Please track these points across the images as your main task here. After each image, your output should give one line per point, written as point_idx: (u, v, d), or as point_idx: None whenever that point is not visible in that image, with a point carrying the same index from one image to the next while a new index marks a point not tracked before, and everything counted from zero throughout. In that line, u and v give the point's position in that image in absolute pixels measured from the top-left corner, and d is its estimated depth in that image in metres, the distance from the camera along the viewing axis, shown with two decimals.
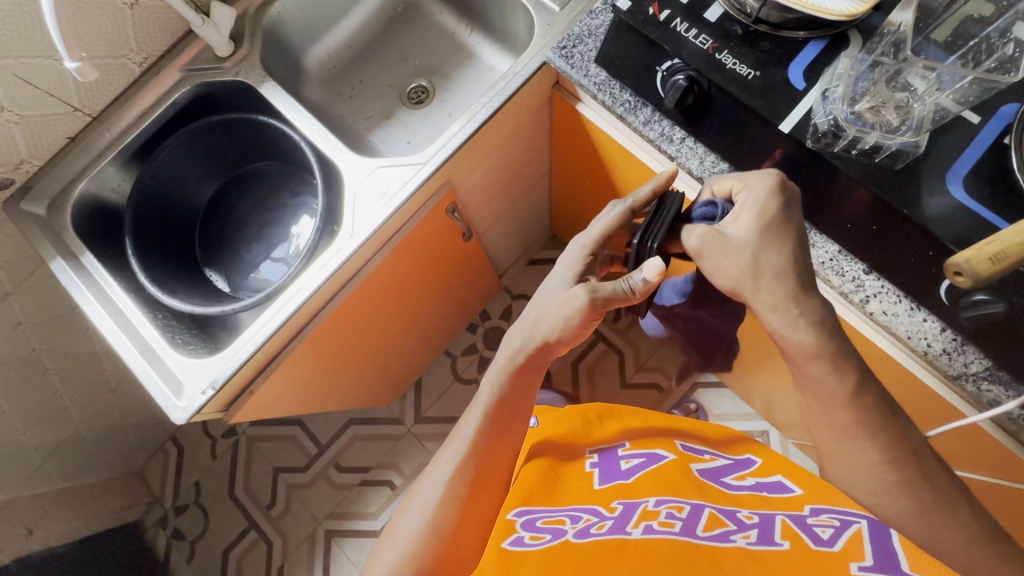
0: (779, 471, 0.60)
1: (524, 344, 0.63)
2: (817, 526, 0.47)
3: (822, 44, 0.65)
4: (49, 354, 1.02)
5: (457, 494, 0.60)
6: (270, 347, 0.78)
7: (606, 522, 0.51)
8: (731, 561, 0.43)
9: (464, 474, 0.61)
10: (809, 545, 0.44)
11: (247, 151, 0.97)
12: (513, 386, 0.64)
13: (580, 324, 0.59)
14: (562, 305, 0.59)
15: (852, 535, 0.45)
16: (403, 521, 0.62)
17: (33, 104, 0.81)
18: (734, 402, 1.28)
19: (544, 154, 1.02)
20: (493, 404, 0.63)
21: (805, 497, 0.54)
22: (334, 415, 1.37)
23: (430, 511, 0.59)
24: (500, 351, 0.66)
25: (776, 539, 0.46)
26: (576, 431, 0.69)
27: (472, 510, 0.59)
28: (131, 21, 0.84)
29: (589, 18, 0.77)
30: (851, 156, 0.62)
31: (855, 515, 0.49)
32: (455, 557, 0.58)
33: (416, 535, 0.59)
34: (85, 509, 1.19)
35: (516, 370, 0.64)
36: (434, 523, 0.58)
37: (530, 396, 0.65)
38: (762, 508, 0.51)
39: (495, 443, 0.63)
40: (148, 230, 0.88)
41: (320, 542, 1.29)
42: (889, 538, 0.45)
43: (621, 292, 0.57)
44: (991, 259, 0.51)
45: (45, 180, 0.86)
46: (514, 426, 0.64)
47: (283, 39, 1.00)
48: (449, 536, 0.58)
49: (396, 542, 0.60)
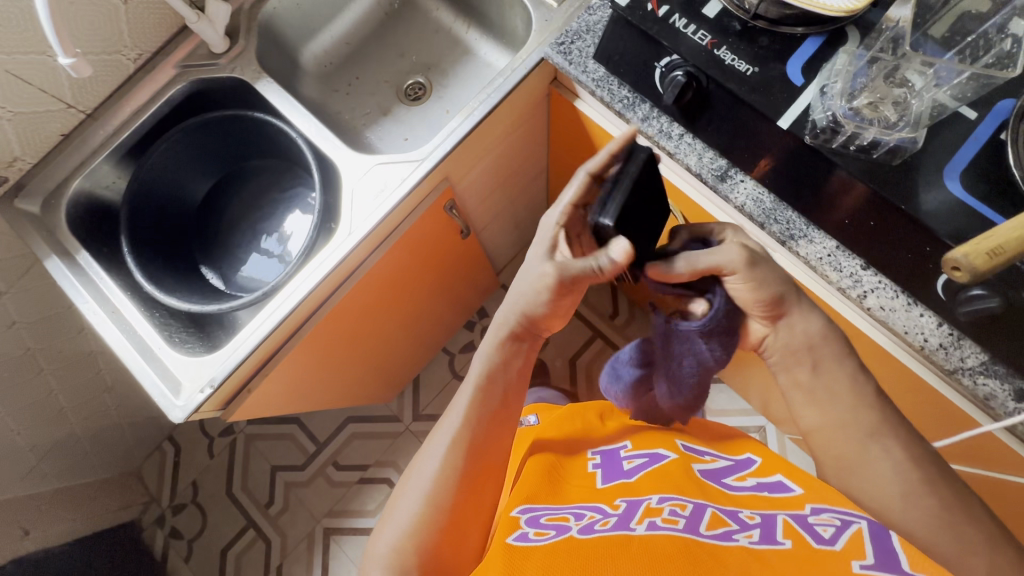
0: (780, 470, 0.61)
1: (507, 318, 0.62)
2: (819, 526, 0.48)
3: (821, 40, 0.65)
4: (44, 354, 1.02)
5: (454, 465, 0.58)
6: (270, 344, 0.77)
7: (609, 519, 0.51)
8: (733, 558, 0.43)
9: (459, 445, 0.59)
10: (810, 544, 0.45)
11: (242, 149, 0.96)
12: (508, 360, 0.63)
13: (555, 301, 0.58)
14: (533, 280, 0.59)
15: (854, 537, 0.46)
16: (400, 500, 0.59)
17: (26, 101, 0.80)
18: (731, 397, 1.29)
19: (540, 152, 1.03)
20: (484, 374, 0.62)
21: (805, 495, 0.54)
22: (332, 413, 1.37)
23: (428, 485, 0.58)
24: (489, 330, 0.65)
25: (778, 538, 0.46)
26: (575, 433, 0.69)
27: (471, 482, 0.59)
28: (126, 16, 0.84)
29: (587, 14, 0.77)
30: (849, 152, 0.62)
31: (855, 514, 0.49)
32: (456, 532, 0.57)
33: (416, 508, 0.57)
34: (82, 508, 1.19)
35: (508, 344, 0.63)
36: (432, 495, 0.57)
37: (524, 373, 0.64)
38: (763, 509, 0.52)
39: (491, 415, 0.61)
40: (144, 228, 0.87)
41: (319, 539, 1.29)
42: (890, 539, 0.45)
43: (592, 268, 0.55)
44: (989, 253, 0.51)
45: (39, 178, 0.85)
46: (513, 401, 0.63)
47: (279, 35, 0.99)
48: (448, 508, 0.57)
49: (394, 521, 0.57)
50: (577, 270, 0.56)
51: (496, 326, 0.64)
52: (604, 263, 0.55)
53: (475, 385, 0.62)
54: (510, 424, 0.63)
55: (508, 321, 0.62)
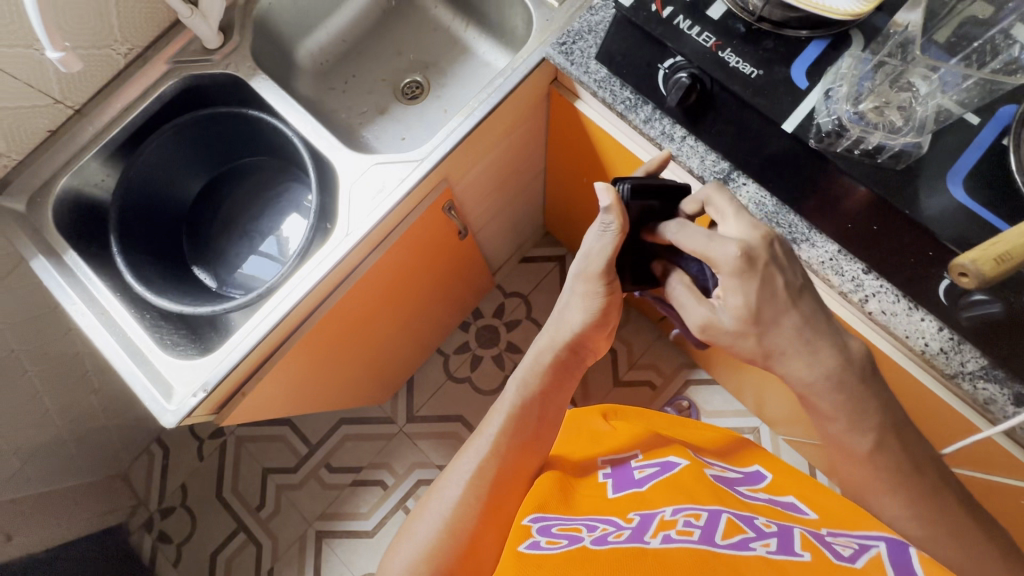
0: (792, 493, 0.60)
1: (554, 344, 0.65)
2: (837, 544, 0.48)
3: (825, 42, 0.64)
4: (29, 354, 0.99)
5: (478, 495, 0.58)
6: (265, 347, 0.76)
7: (623, 532, 0.51)
8: (753, 569, 0.43)
9: (484, 475, 0.59)
10: (830, 558, 0.44)
11: (236, 146, 0.94)
12: (549, 391, 0.64)
13: (605, 304, 0.62)
14: (579, 303, 0.63)
15: (873, 557, 0.45)
16: (417, 522, 0.59)
17: (12, 96, 0.78)
18: (725, 398, 1.29)
19: (540, 151, 1.02)
20: (519, 406, 0.63)
21: (822, 520, 0.54)
22: (324, 415, 1.35)
23: (448, 509, 0.58)
24: (523, 364, 0.66)
25: (796, 550, 0.46)
26: (586, 445, 0.69)
27: (493, 511, 0.58)
28: (116, 10, 0.81)
29: (589, 14, 0.76)
30: (854, 156, 0.62)
31: (874, 537, 0.49)
32: (472, 556, 0.55)
33: (433, 533, 0.56)
34: (68, 513, 1.16)
35: (550, 370, 0.65)
36: (451, 521, 0.57)
37: (559, 400, 0.65)
38: (780, 519, 0.52)
39: (521, 447, 0.62)
40: (132, 227, 0.85)
41: (311, 543, 1.27)
42: (908, 560, 0.45)
43: (607, 236, 0.60)
44: (996, 259, 0.50)
45: (25, 175, 0.83)
46: (541, 427, 0.63)
47: (273, 31, 0.97)
48: (466, 537, 0.56)
49: (411, 540, 0.58)
50: (601, 247, 0.60)
51: (539, 355, 0.65)
52: (610, 221, 0.59)
53: (506, 411, 0.63)
54: (535, 454, 0.63)
55: (554, 343, 0.65)
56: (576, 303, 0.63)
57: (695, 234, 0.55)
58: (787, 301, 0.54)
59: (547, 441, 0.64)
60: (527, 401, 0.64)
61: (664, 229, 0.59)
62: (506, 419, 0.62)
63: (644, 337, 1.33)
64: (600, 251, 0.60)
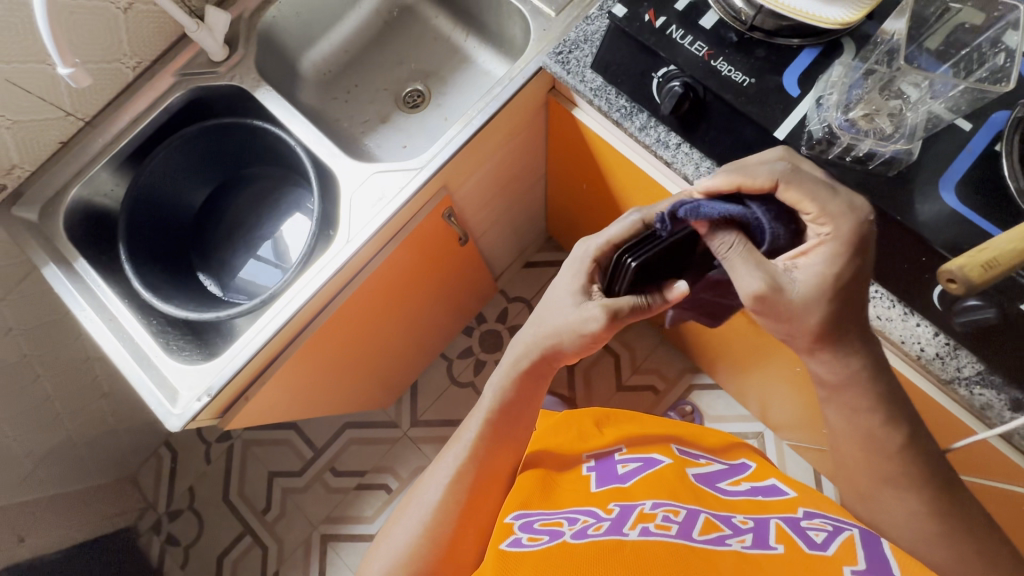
0: (773, 476, 0.64)
1: (529, 351, 0.64)
2: (811, 530, 0.50)
3: (816, 51, 0.65)
4: (40, 359, 1.02)
5: (456, 498, 0.62)
6: (266, 354, 0.77)
7: (603, 523, 0.52)
8: (724, 560, 0.45)
9: (463, 479, 0.63)
10: (803, 549, 0.47)
11: (240, 157, 0.96)
12: (523, 396, 0.66)
13: (606, 324, 0.57)
14: (575, 322, 0.59)
15: (846, 540, 0.48)
16: (397, 525, 0.63)
17: (26, 109, 0.81)
18: (729, 403, 1.29)
19: (540, 159, 1.03)
20: (496, 409, 0.65)
21: (799, 500, 0.58)
22: (329, 419, 1.37)
23: (427, 514, 0.61)
24: (506, 357, 0.67)
25: (770, 543, 0.48)
26: (571, 439, 0.70)
27: (469, 515, 0.61)
28: (125, 25, 0.84)
29: (585, 24, 0.77)
30: (845, 163, 0.62)
31: (848, 522, 0.52)
32: (452, 560, 0.59)
33: (412, 538, 0.60)
34: (78, 515, 1.18)
35: (525, 374, 0.65)
36: (431, 526, 0.60)
37: (535, 405, 0.67)
38: (756, 513, 0.54)
39: (497, 452, 0.65)
40: (143, 235, 0.87)
41: (316, 546, 1.29)
42: (880, 545, 0.47)
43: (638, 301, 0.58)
44: (983, 266, 0.51)
45: (36, 185, 0.85)
46: (515, 433, 0.66)
47: (278, 44, 0.99)
48: (446, 541, 0.59)
49: (390, 543, 0.61)
50: (581, 270, 0.61)
51: (516, 360, 0.66)
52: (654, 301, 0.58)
53: (481, 413, 0.66)
54: (507, 458, 0.66)
55: (529, 351, 0.65)
56: (571, 321, 0.60)
57: (815, 181, 0.52)
58: (800, 305, 0.53)
59: (520, 444, 0.67)
60: (505, 406, 0.65)
61: (771, 169, 0.52)
62: (483, 422, 0.65)
63: (648, 341, 1.34)
64: (576, 268, 0.62)
